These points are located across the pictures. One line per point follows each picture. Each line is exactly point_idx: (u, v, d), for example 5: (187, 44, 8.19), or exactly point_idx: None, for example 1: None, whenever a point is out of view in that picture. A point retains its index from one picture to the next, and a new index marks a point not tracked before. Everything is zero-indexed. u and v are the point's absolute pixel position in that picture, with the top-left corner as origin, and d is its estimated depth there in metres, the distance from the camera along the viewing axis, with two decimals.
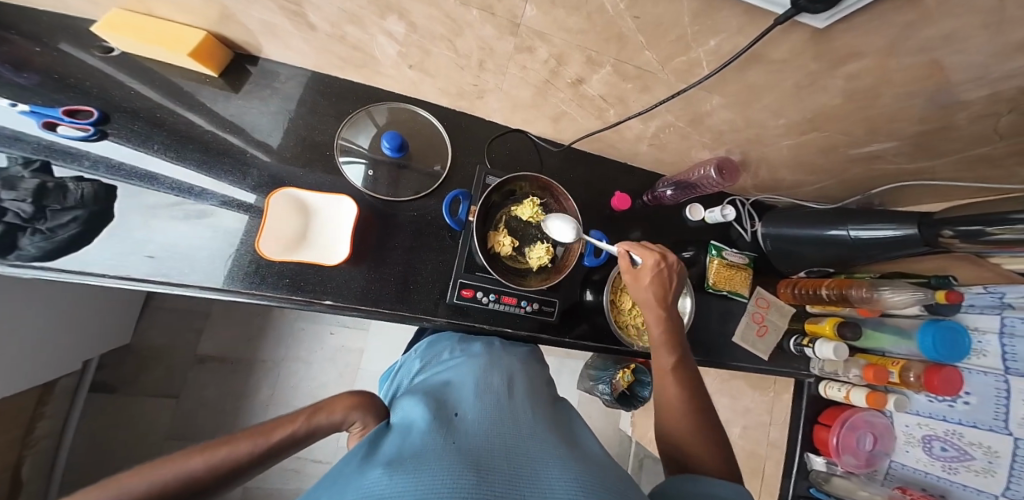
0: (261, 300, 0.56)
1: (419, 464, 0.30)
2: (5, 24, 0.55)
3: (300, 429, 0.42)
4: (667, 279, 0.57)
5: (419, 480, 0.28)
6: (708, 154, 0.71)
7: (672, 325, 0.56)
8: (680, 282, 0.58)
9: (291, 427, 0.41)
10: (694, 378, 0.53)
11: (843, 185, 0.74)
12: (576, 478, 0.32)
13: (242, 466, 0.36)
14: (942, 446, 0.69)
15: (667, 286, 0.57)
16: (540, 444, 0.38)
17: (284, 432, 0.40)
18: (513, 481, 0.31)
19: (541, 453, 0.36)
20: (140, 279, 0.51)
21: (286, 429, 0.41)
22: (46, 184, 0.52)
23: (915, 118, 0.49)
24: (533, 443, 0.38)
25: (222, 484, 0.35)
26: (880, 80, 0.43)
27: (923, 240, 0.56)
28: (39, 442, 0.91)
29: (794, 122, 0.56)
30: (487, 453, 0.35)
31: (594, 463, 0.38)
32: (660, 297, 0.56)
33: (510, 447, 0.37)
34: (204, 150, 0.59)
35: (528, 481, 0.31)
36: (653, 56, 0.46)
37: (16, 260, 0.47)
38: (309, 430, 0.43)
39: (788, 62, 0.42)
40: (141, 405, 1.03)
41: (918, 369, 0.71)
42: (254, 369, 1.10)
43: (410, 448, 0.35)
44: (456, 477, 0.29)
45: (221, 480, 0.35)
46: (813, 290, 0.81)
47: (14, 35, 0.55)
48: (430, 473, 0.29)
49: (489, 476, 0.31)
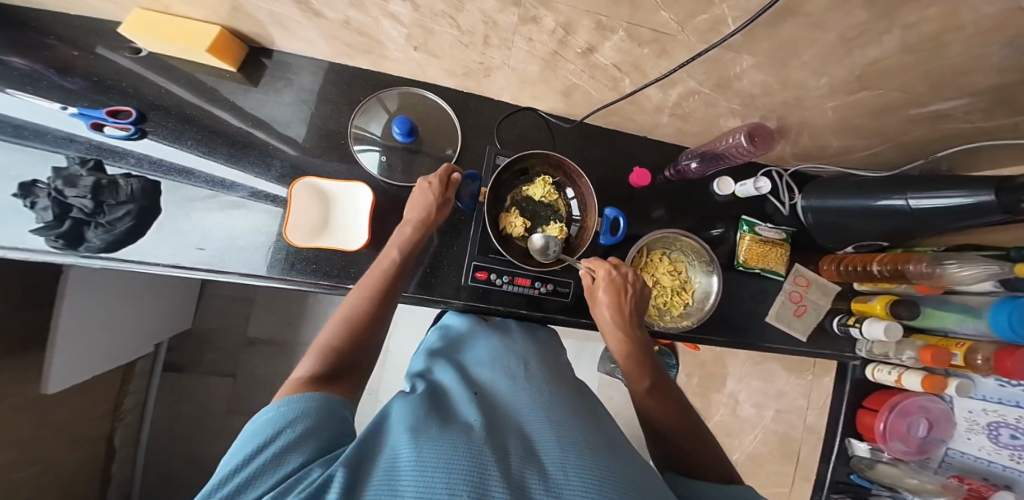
0: (293, 285, 0.60)
1: (443, 437, 0.32)
2: (44, 31, 0.60)
3: (410, 232, 0.56)
4: (622, 287, 0.59)
5: (440, 451, 0.29)
6: (739, 122, 0.65)
7: (631, 337, 0.56)
8: (641, 293, 0.59)
9: (394, 253, 0.55)
10: (667, 384, 0.53)
11: (902, 148, 0.65)
12: (593, 465, 0.32)
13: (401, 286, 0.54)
14: (1011, 434, 0.61)
15: (623, 296, 0.58)
16: (560, 427, 0.38)
17: (393, 262, 0.54)
18: (529, 466, 0.31)
19: (560, 436, 0.37)
20: (190, 267, 0.57)
21: (393, 260, 0.54)
22: (101, 181, 0.57)
23: (995, 67, 0.41)
24: (552, 426, 0.39)
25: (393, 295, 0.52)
26: (949, 26, 0.36)
27: (1001, 207, 0.46)
28: (126, 416, 1.06)
29: (840, 80, 0.49)
30: (505, 436, 0.35)
31: (614, 450, 0.37)
32: (615, 309, 0.57)
33: (528, 433, 0.37)
34: (230, 143, 0.63)
35: (542, 467, 0.31)
36: (671, 16, 0.42)
37: (86, 252, 0.54)
38: (417, 234, 0.57)
39: (832, 12, 0.37)
40: (206, 383, 1.17)
41: (989, 350, 0.62)
42: (297, 350, 1.20)
43: (438, 418, 0.37)
44: (476, 454, 0.30)
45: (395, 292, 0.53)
46: (863, 266, 0.73)
47: (52, 40, 0.60)
48: (452, 446, 0.30)
49: (507, 457, 0.31)
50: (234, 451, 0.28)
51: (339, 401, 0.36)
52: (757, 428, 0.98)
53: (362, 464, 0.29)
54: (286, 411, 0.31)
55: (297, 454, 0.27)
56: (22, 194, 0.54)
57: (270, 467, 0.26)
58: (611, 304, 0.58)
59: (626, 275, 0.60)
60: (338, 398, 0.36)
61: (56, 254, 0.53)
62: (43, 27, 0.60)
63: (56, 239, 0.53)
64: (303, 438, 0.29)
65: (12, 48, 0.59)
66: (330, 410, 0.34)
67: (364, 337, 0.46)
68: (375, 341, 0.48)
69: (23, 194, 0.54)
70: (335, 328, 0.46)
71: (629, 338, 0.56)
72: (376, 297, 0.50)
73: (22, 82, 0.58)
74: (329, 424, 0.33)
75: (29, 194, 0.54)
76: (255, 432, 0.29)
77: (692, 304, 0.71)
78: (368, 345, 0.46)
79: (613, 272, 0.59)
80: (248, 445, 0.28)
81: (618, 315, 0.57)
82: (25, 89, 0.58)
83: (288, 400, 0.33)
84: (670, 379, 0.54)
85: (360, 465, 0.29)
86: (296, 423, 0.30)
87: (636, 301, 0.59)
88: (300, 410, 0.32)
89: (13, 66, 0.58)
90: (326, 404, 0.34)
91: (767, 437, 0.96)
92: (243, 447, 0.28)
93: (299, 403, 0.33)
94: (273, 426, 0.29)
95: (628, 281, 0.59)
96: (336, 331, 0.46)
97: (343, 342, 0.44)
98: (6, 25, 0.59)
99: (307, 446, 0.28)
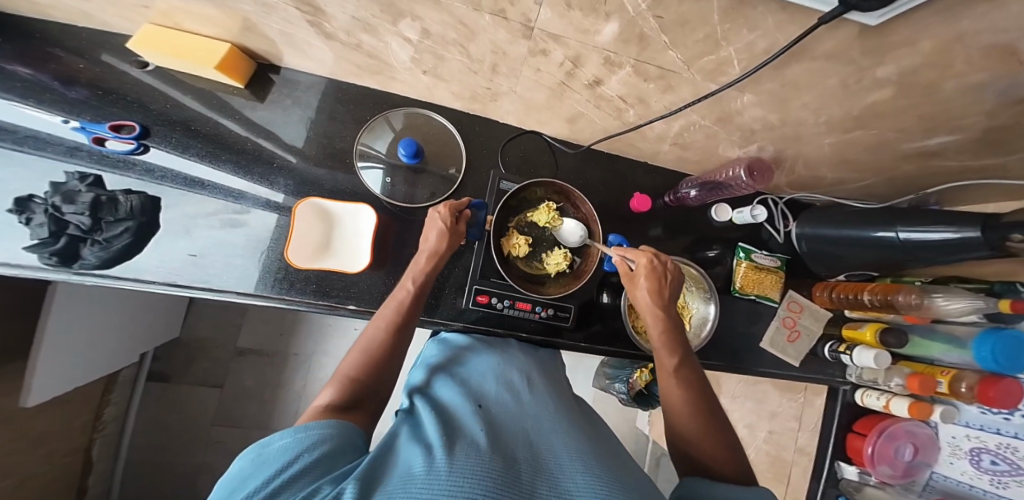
0: (290, 304, 0.59)
1: (454, 448, 0.33)
2: (53, 41, 0.59)
3: (422, 261, 0.56)
4: (662, 275, 0.56)
5: (454, 462, 0.30)
6: (739, 153, 0.67)
7: (670, 321, 0.55)
8: (678, 281, 0.58)
9: (411, 284, 0.54)
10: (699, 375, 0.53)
11: (893, 182, 0.67)
12: (599, 474, 0.33)
13: (416, 312, 0.53)
14: (992, 459, 0.62)
15: (664, 282, 0.56)
16: (565, 439, 0.39)
17: (409, 293, 0.53)
18: (537, 476, 0.32)
19: (565, 447, 0.37)
20: (185, 284, 0.56)
21: (409, 291, 0.53)
22: (100, 197, 0.56)
23: (985, 113, 0.43)
24: (558, 439, 0.39)
25: (410, 322, 0.52)
26: (945, 73, 0.38)
27: (986, 244, 0.48)
28: (105, 427, 1.02)
29: (837, 119, 0.51)
30: (511, 445, 0.36)
31: (617, 463, 0.38)
32: (656, 297, 0.55)
33: (533, 442, 0.38)
34: (235, 159, 0.62)
35: (550, 477, 0.32)
36: (678, 56, 0.43)
37: (80, 269, 0.52)
38: (433, 264, 0.56)
39: (834, 57, 0.38)
40: (193, 392, 1.14)
41: (973, 379, 0.63)
42: (288, 361, 1.18)
43: (445, 430, 0.37)
44: (488, 467, 0.30)
45: (412, 319, 0.52)
46: (854, 295, 0.74)
47: (60, 51, 0.59)
48: (464, 458, 0.31)
49: (517, 468, 0.32)
50: (241, 476, 0.27)
51: (355, 430, 0.36)
52: (749, 448, 0.96)
53: (373, 474, 0.29)
54: (303, 437, 0.31)
55: (311, 476, 0.27)
56: (17, 210, 0.53)
57: (284, 490, 0.25)
58: (651, 293, 0.55)
59: (666, 263, 0.57)
60: (355, 427, 0.36)
61: (49, 271, 0.52)
62: (52, 36, 0.60)
63: (49, 257, 0.52)
64: (318, 463, 0.28)
65: (18, 58, 0.58)
66: (345, 439, 0.33)
67: (382, 369, 0.46)
68: (392, 372, 0.47)
69: (18, 209, 0.53)
70: (355, 355, 0.46)
71: (668, 321, 0.55)
72: (393, 327, 0.50)
73: (27, 93, 0.57)
74: (345, 454, 0.32)
75: (25, 209, 0.53)
76: (269, 456, 0.28)
77: (689, 329, 0.72)
78: (386, 374, 0.46)
79: (654, 259, 0.56)
80: (263, 468, 0.27)
81: (659, 301, 0.55)
82: (29, 101, 0.57)
83: (306, 426, 0.32)
84: (701, 370, 0.53)
85: (371, 476, 0.28)
86: (313, 448, 0.30)
87: (672, 290, 0.57)
88: (317, 436, 0.31)
89: (18, 76, 0.58)
90: (343, 433, 0.34)
91: (758, 457, 0.93)
92: (258, 468, 0.27)
93: (316, 429, 0.32)
94: (289, 452, 0.29)
95: (670, 269, 0.57)
96: (354, 360, 0.46)
97: (361, 372, 0.44)
98: (12, 36, 0.59)
99: (322, 470, 0.28)
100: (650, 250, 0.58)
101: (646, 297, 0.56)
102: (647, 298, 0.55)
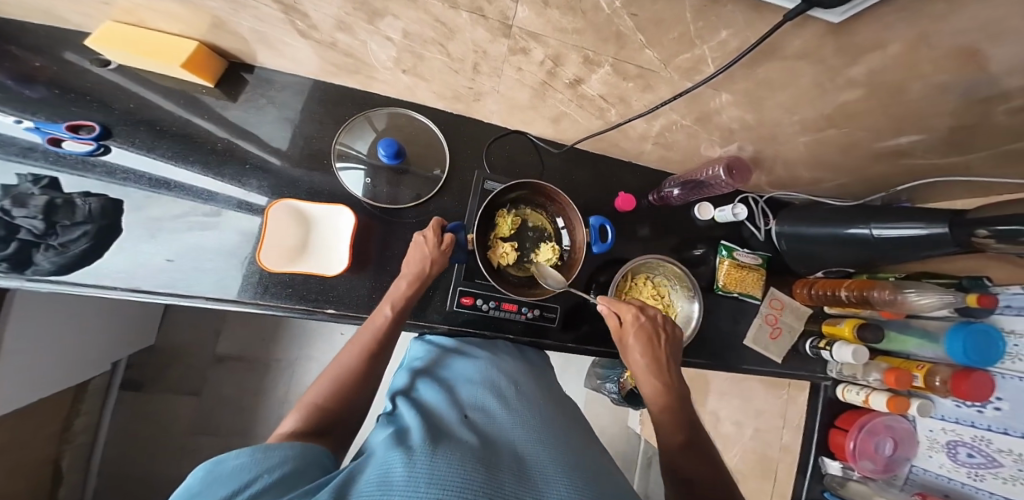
0: (265, 309, 0.57)
1: (435, 453, 0.32)
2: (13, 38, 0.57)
3: (402, 286, 0.55)
4: (652, 333, 0.56)
5: (434, 467, 0.29)
6: (719, 152, 0.68)
7: (669, 383, 0.54)
8: (670, 337, 0.58)
9: (388, 310, 0.53)
10: (704, 446, 0.50)
11: (866, 181, 0.69)
12: (578, 485, 0.32)
13: (391, 340, 0.52)
14: (968, 452, 0.63)
15: (654, 344, 0.56)
16: (548, 447, 0.38)
17: (387, 318, 0.52)
18: (517, 483, 0.31)
19: (547, 457, 0.37)
20: (149, 290, 0.53)
21: (387, 317, 0.52)
22: (55, 200, 0.54)
23: (948, 111, 0.44)
24: (540, 448, 0.38)
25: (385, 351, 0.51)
26: (909, 72, 0.39)
27: (955, 240, 0.49)
28: (76, 437, 0.97)
29: (811, 118, 0.52)
30: (493, 452, 0.35)
31: (597, 471, 0.38)
32: (649, 356, 0.55)
33: (515, 450, 0.37)
34: (206, 159, 0.60)
35: (530, 485, 0.31)
36: (656, 55, 0.43)
37: (33, 275, 0.50)
38: (414, 289, 0.55)
39: (805, 56, 0.39)
40: (169, 401, 1.09)
41: (946, 373, 0.65)
42: (269, 368, 1.14)
43: (429, 434, 0.36)
44: (469, 474, 0.29)
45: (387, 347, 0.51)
46: (833, 292, 0.76)
47: (15, 48, 0.57)
48: (446, 464, 0.30)
49: (498, 475, 0.31)
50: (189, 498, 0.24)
51: (318, 451, 0.34)
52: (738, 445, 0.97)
53: (350, 481, 0.28)
54: (260, 458, 0.29)
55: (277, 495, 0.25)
56: None
57: None
58: (645, 353, 0.55)
59: (654, 319, 0.57)
60: (318, 447, 0.34)
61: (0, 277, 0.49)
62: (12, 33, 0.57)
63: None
64: (280, 486, 0.27)
65: None
66: (308, 461, 0.32)
67: (352, 398, 0.45)
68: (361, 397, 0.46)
69: None
70: (323, 384, 0.45)
71: (665, 381, 0.54)
72: (367, 352, 0.49)
73: None
74: (308, 476, 0.30)
75: None
76: (223, 474, 0.26)
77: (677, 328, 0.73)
78: (354, 402, 0.45)
79: (641, 317, 0.57)
80: (216, 488, 0.25)
81: (653, 361, 0.55)
82: None
83: (263, 447, 0.30)
84: (703, 431, 0.52)
85: (348, 483, 0.27)
86: (274, 470, 0.28)
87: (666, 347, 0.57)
88: (276, 460, 0.29)
89: None
90: (304, 457, 0.32)
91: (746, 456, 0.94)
92: (211, 487, 0.25)
93: (275, 452, 0.30)
94: (246, 472, 0.27)
95: (660, 325, 0.57)
96: (322, 388, 0.44)
97: (329, 400, 0.43)
98: None
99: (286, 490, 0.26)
100: (638, 305, 0.58)
101: (640, 357, 0.55)
102: (642, 360, 0.55)
